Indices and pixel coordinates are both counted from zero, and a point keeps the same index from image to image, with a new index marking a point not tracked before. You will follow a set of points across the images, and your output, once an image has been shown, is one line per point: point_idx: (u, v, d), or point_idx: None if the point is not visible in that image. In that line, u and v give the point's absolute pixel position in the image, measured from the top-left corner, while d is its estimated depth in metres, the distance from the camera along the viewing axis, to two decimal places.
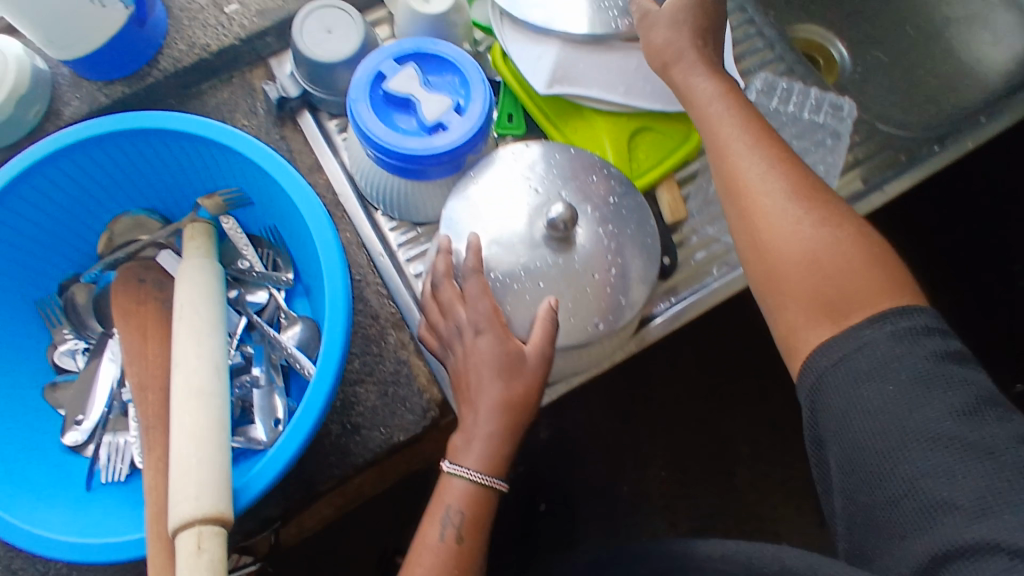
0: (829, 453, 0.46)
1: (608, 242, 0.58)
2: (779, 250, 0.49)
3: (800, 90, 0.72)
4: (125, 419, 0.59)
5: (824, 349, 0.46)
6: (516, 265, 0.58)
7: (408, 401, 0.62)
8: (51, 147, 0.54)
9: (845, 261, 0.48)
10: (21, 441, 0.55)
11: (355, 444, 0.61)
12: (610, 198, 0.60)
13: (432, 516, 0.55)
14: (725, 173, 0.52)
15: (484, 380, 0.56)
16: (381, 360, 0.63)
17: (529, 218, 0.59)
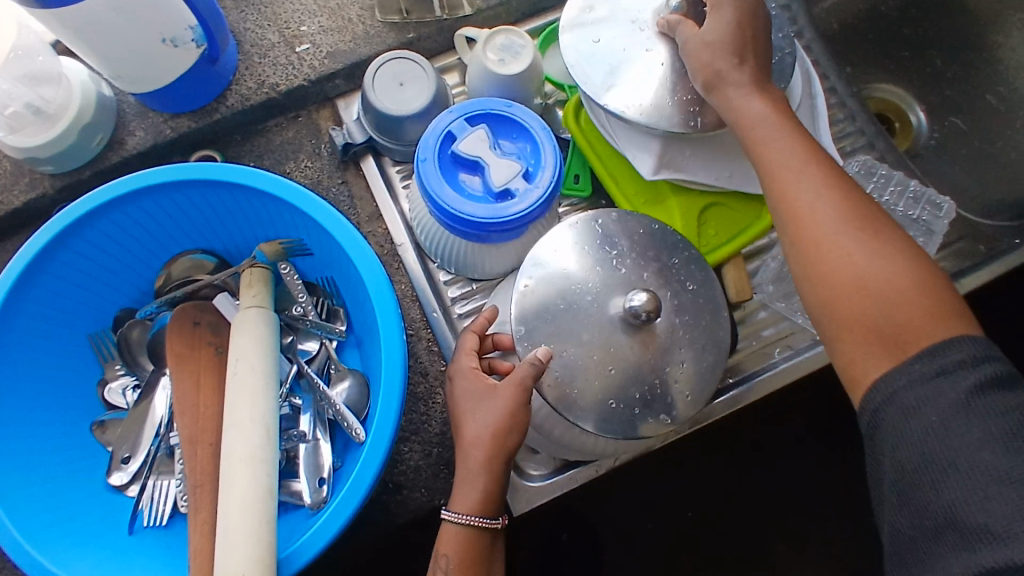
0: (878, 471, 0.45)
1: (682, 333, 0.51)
2: (835, 274, 0.46)
3: (896, 178, 0.67)
4: (169, 461, 0.59)
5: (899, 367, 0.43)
6: (585, 354, 0.50)
7: (451, 465, 0.61)
8: (118, 190, 0.54)
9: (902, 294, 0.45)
10: (68, 480, 0.55)
11: (395, 504, 0.60)
12: (688, 283, 0.54)
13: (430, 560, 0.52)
14: (790, 195, 0.49)
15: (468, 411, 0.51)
16: (427, 420, 0.62)
17: (601, 298, 0.50)
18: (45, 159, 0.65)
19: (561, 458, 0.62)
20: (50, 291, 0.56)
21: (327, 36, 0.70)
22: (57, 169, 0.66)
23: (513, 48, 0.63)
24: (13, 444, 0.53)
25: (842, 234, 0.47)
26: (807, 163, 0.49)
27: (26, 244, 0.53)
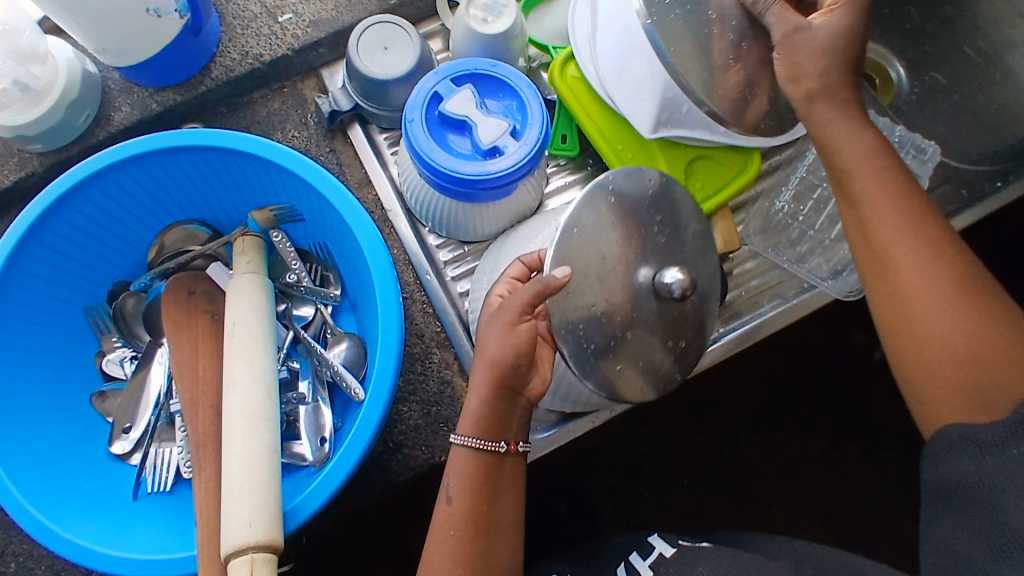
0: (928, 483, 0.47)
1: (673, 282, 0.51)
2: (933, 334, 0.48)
3: (885, 126, 0.65)
4: (170, 429, 0.59)
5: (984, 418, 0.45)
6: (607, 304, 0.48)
7: (450, 422, 0.62)
8: (109, 158, 0.54)
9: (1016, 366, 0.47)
10: (70, 449, 0.56)
11: (396, 463, 0.61)
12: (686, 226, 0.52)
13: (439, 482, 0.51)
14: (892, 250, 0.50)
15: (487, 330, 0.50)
16: (424, 380, 0.63)
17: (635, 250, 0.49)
18: (33, 138, 0.65)
19: (558, 411, 0.63)
20: (44, 263, 0.56)
21: (309, 5, 0.70)
22: (43, 147, 0.66)
23: (495, 7, 0.64)
24: (16, 414, 0.54)
25: (928, 288, 0.49)
26: (906, 226, 0.50)
27: (20, 216, 0.53)
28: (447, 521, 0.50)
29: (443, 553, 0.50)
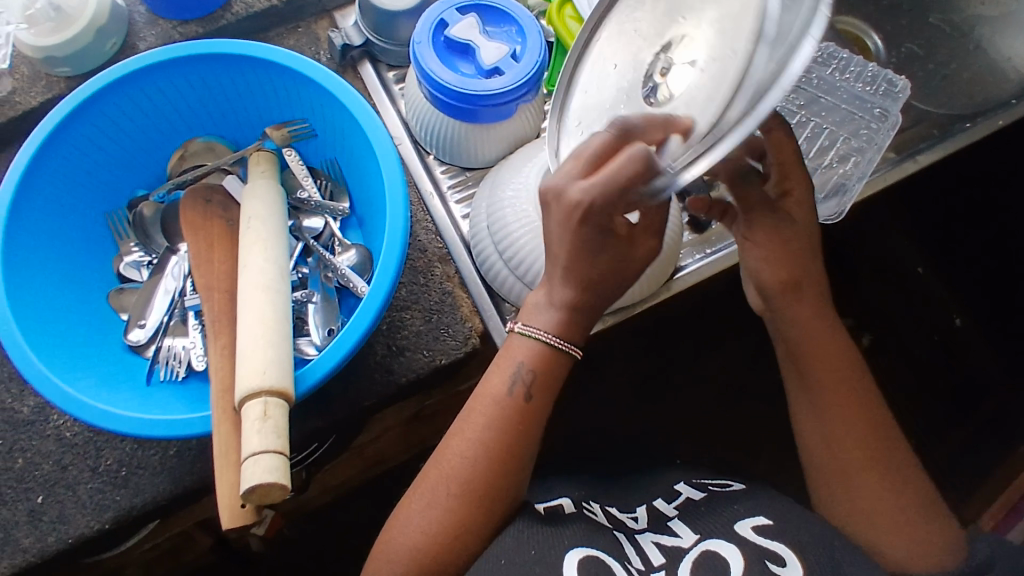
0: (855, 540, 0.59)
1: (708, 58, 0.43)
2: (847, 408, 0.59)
3: (858, 61, 0.74)
4: (183, 327, 0.62)
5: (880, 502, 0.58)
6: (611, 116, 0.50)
7: (451, 328, 0.65)
8: (137, 62, 0.59)
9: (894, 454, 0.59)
10: (87, 337, 0.59)
11: (399, 364, 0.64)
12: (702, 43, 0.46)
13: (505, 370, 0.57)
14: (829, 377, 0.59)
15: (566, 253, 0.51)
16: (427, 290, 0.66)
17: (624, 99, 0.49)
18: (62, 60, 0.69)
19: None
20: (68, 160, 0.60)
21: None
22: (70, 71, 0.70)
23: None
24: (37, 297, 0.57)
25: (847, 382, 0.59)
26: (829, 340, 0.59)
27: (53, 110, 0.57)
28: (513, 412, 0.56)
29: (501, 437, 0.56)
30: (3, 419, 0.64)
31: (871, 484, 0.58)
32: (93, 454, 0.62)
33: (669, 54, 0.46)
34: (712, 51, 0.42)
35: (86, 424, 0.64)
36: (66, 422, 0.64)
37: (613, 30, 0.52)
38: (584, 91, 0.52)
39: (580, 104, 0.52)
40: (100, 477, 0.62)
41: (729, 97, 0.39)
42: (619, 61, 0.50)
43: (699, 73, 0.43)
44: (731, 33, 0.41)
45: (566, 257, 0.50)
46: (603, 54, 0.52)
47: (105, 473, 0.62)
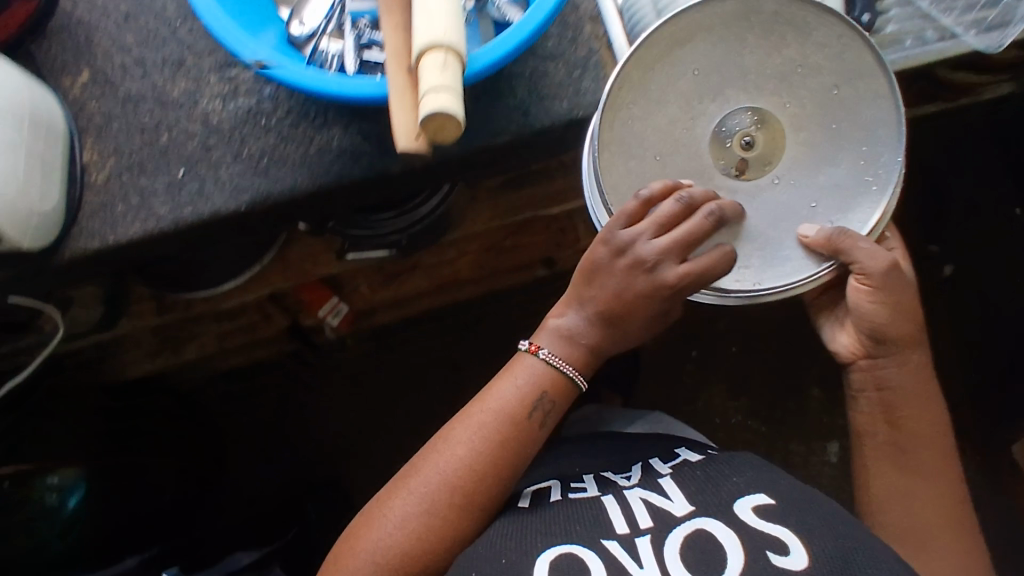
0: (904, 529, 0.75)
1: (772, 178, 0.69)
2: (911, 431, 0.75)
3: None
4: (338, 34, 0.63)
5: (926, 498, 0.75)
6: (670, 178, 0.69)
7: (592, 83, 0.67)
8: None
9: (943, 460, 0.76)
10: (256, 18, 0.62)
11: (535, 110, 0.66)
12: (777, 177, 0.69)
13: (531, 401, 0.73)
14: (927, 444, 0.75)
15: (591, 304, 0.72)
16: (575, 45, 0.68)
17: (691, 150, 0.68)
18: None
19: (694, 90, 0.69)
20: None
21: None
22: None
23: None
24: None
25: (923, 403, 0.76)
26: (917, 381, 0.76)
27: None
28: (504, 475, 0.72)
29: (512, 452, 0.72)
30: (154, 97, 0.66)
31: (909, 482, 0.75)
32: (236, 140, 0.65)
33: (745, 149, 0.68)
34: (767, 166, 0.69)
35: (234, 113, 0.65)
36: (215, 108, 0.65)
37: (707, 64, 0.67)
38: (644, 89, 0.67)
39: (642, 110, 0.67)
40: (241, 163, 0.64)
41: (778, 261, 0.68)
42: (684, 101, 0.68)
43: (769, 198, 0.69)
44: (811, 193, 0.69)
45: (609, 304, 0.71)
46: (681, 82, 0.67)
47: (246, 160, 0.64)
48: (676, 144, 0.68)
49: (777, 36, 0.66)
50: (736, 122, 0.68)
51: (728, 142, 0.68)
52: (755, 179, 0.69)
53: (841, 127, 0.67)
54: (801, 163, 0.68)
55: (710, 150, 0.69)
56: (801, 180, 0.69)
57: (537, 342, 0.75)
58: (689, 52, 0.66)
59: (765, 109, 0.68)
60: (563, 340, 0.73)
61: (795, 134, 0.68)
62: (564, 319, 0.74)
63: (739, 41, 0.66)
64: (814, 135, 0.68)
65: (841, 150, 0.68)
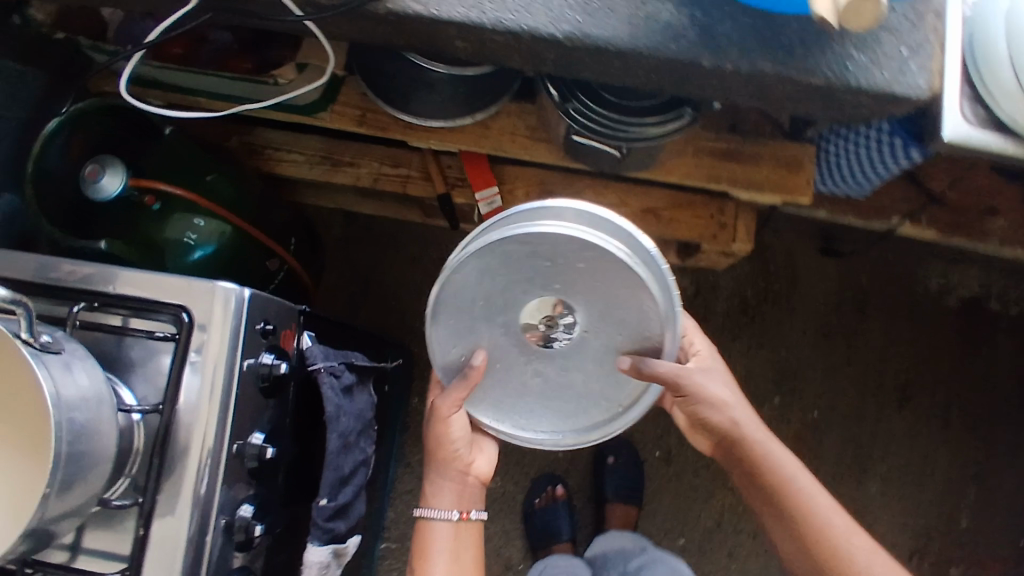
0: (792, 532, 0.88)
1: (586, 326, 0.77)
2: (757, 453, 0.90)
3: None
4: None
5: (795, 507, 0.88)
6: (487, 334, 0.79)
7: (915, 71, 0.66)
8: None
9: (795, 491, 0.88)
10: None
11: (854, 67, 0.66)
12: (576, 322, 0.77)
13: (427, 553, 0.96)
14: (805, 516, 0.87)
15: (453, 496, 0.95)
16: (916, 28, 0.67)
17: (484, 341, 0.79)
18: None
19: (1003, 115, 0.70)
20: None
21: None
22: None
23: None
24: None
25: (752, 428, 0.90)
26: (737, 412, 0.90)
27: None
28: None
29: None
30: None
31: (777, 489, 0.89)
32: None
33: (550, 320, 0.77)
34: (564, 371, 0.80)
35: None
36: None
37: (488, 279, 0.75)
38: (452, 290, 0.76)
39: (457, 307, 0.78)
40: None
41: (594, 408, 0.82)
42: (489, 289, 0.76)
43: (568, 386, 0.81)
44: (613, 336, 0.78)
45: (458, 502, 0.95)
46: (469, 274, 0.75)
47: None
48: (499, 350, 0.80)
49: (546, 252, 0.73)
50: (528, 322, 0.77)
51: (540, 318, 0.77)
52: (555, 368, 0.81)
53: (624, 295, 0.74)
54: (594, 300, 0.75)
55: (521, 327, 0.77)
56: (591, 370, 0.80)
57: (465, 508, 0.96)
58: (467, 274, 0.75)
59: (558, 285, 0.75)
60: (431, 508, 0.94)
61: (585, 290, 0.75)
62: (430, 517, 0.95)
63: (507, 261, 0.74)
64: (576, 336, 0.78)
65: (621, 296, 0.74)
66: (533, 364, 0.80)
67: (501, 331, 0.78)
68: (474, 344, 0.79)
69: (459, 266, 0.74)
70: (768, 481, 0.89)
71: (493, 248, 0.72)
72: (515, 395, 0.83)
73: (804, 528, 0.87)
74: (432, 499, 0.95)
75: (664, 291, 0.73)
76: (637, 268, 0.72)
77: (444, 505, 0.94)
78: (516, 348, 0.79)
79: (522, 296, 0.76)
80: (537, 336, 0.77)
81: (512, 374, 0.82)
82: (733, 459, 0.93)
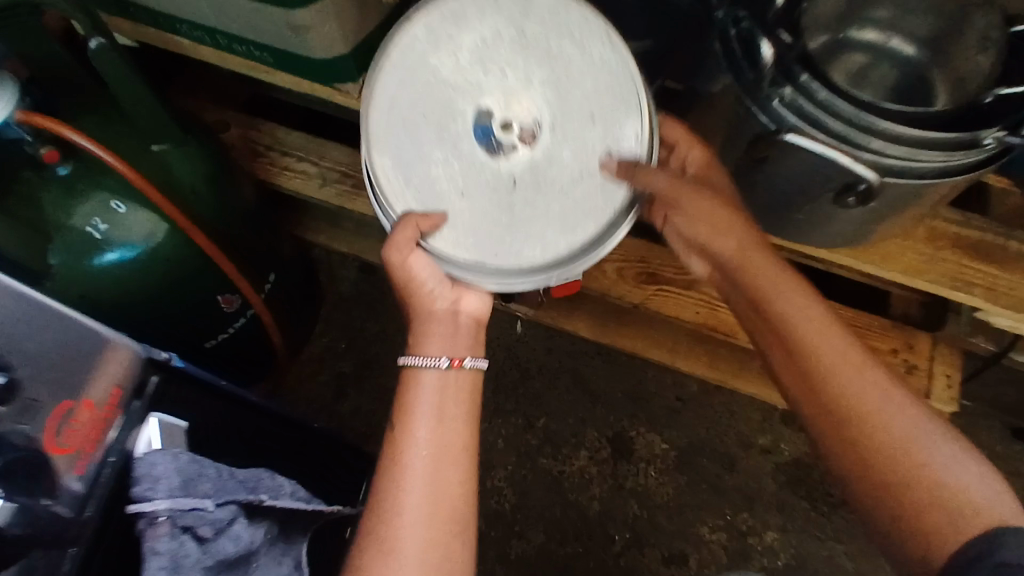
0: (854, 444, 0.48)
1: (554, 118, 0.51)
2: (774, 296, 0.52)
3: None
4: None
5: (854, 391, 0.48)
6: (435, 163, 0.52)
7: None
8: None
9: (841, 355, 0.49)
10: None
11: None
12: (541, 117, 0.51)
13: (404, 420, 0.55)
14: (846, 409, 0.48)
15: (458, 337, 0.58)
16: None
17: (432, 168, 0.52)
18: None
19: None
20: None
21: None
22: None
23: None
24: None
25: (755, 245, 0.54)
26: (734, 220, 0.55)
27: None
28: (440, 463, 0.54)
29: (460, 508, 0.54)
30: None
31: (819, 343, 0.50)
32: None
33: (503, 131, 0.51)
34: (539, 182, 0.52)
35: None
36: None
37: (416, 89, 0.52)
38: (381, 119, 0.52)
39: (394, 141, 0.52)
40: None
41: (565, 236, 0.52)
42: (423, 104, 0.52)
43: (544, 202, 0.52)
44: (590, 131, 0.52)
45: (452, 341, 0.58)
46: (393, 94, 0.52)
47: None
48: (451, 181, 0.52)
49: (470, 29, 0.52)
50: (481, 139, 0.52)
51: (482, 111, 0.51)
52: (527, 180, 0.52)
53: (548, 34, 0.51)
54: (543, 68, 0.51)
55: (465, 139, 0.52)
56: (566, 166, 0.52)
57: (458, 353, 0.58)
58: (400, 82, 0.52)
59: (498, 66, 0.51)
60: (428, 364, 0.57)
61: (539, 74, 0.51)
62: (422, 372, 0.57)
63: (437, 47, 0.52)
64: (542, 132, 0.52)
65: (575, 81, 0.52)
66: (483, 178, 0.52)
67: (452, 162, 0.52)
68: (421, 183, 0.52)
69: (389, 70, 0.52)
70: (790, 323, 0.51)
71: (417, 53, 0.52)
72: (467, 233, 0.52)
73: (865, 416, 0.48)
74: (416, 340, 0.58)
75: (605, 45, 0.52)
76: (600, 43, 0.52)
77: (437, 373, 0.57)
78: (461, 167, 0.52)
79: (468, 90, 0.52)
80: (485, 151, 0.52)
81: (466, 210, 0.52)
82: (740, 311, 0.56)
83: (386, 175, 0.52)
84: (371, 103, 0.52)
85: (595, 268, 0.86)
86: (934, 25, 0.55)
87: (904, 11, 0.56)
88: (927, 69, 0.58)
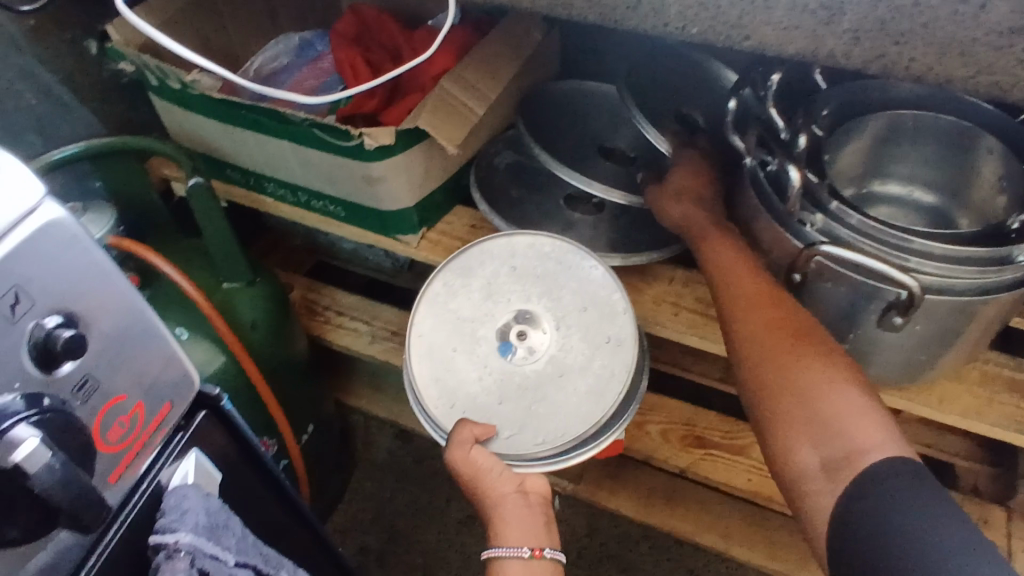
0: (796, 429, 0.48)
1: (563, 324, 0.56)
2: (753, 287, 0.55)
3: None
4: None
5: (813, 380, 0.49)
6: (474, 387, 0.55)
7: None
8: None
9: (813, 351, 0.51)
10: None
11: None
12: (553, 325, 0.56)
13: None
14: (796, 383, 0.49)
15: (534, 522, 0.53)
16: None
17: (474, 387, 0.55)
18: None
19: None
20: None
21: None
22: None
23: None
24: None
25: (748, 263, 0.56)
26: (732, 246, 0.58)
27: None
28: None
29: None
30: None
31: (789, 332, 0.52)
32: None
33: (519, 341, 0.55)
34: (562, 373, 0.55)
35: None
36: None
37: (446, 327, 0.57)
38: (419, 358, 0.56)
39: (434, 375, 0.56)
40: None
41: (596, 405, 0.54)
42: (450, 335, 0.56)
43: (569, 390, 0.54)
44: (595, 329, 0.55)
45: (529, 528, 0.53)
46: (426, 340, 0.57)
47: None
48: (488, 394, 0.55)
49: (474, 270, 0.58)
50: (504, 353, 0.55)
51: (503, 329, 0.56)
52: (548, 374, 0.55)
53: (539, 260, 0.58)
54: (543, 287, 0.57)
55: (492, 354, 0.55)
56: (582, 355, 0.55)
57: (537, 542, 0.53)
58: (431, 326, 0.57)
59: (504, 297, 0.57)
60: (502, 551, 0.52)
61: (541, 291, 0.57)
62: (503, 558, 0.52)
63: (454, 291, 0.58)
64: (553, 336, 0.55)
65: (565, 287, 0.57)
66: (517, 383, 0.55)
67: (485, 375, 0.55)
68: (466, 398, 0.55)
69: (418, 320, 0.57)
70: (761, 315, 0.53)
71: (438, 295, 0.58)
72: (514, 429, 0.54)
73: (811, 404, 0.48)
74: (494, 530, 0.53)
75: (581, 257, 0.58)
76: (575, 257, 0.58)
77: (519, 559, 0.51)
78: (497, 378, 0.55)
79: (485, 318, 0.57)
80: (515, 361, 0.55)
81: (505, 413, 0.54)
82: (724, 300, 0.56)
83: (435, 403, 0.55)
84: (411, 349, 0.56)
85: (638, 429, 0.83)
86: (946, 174, 0.61)
87: (918, 165, 0.61)
88: (952, 214, 0.62)
